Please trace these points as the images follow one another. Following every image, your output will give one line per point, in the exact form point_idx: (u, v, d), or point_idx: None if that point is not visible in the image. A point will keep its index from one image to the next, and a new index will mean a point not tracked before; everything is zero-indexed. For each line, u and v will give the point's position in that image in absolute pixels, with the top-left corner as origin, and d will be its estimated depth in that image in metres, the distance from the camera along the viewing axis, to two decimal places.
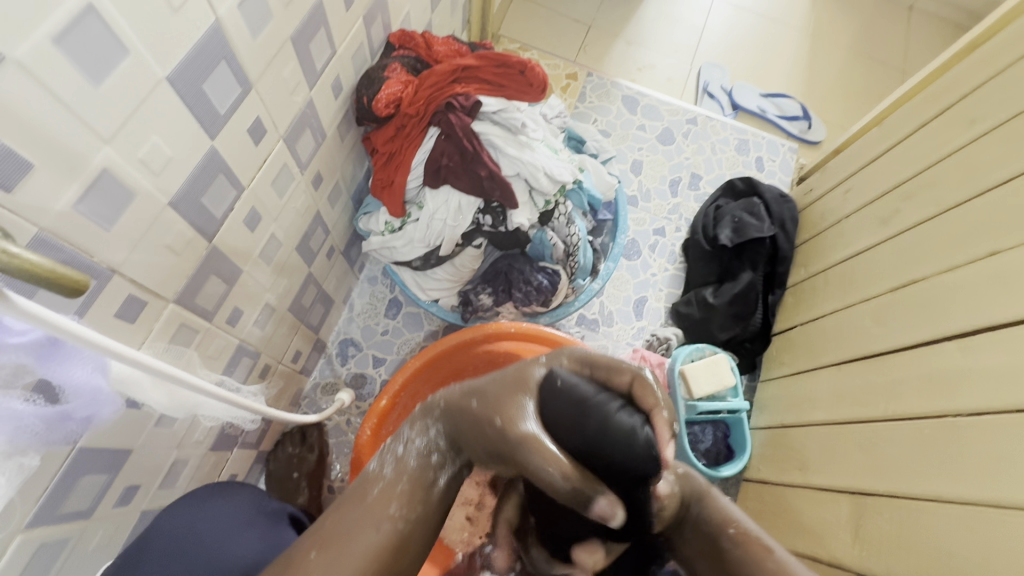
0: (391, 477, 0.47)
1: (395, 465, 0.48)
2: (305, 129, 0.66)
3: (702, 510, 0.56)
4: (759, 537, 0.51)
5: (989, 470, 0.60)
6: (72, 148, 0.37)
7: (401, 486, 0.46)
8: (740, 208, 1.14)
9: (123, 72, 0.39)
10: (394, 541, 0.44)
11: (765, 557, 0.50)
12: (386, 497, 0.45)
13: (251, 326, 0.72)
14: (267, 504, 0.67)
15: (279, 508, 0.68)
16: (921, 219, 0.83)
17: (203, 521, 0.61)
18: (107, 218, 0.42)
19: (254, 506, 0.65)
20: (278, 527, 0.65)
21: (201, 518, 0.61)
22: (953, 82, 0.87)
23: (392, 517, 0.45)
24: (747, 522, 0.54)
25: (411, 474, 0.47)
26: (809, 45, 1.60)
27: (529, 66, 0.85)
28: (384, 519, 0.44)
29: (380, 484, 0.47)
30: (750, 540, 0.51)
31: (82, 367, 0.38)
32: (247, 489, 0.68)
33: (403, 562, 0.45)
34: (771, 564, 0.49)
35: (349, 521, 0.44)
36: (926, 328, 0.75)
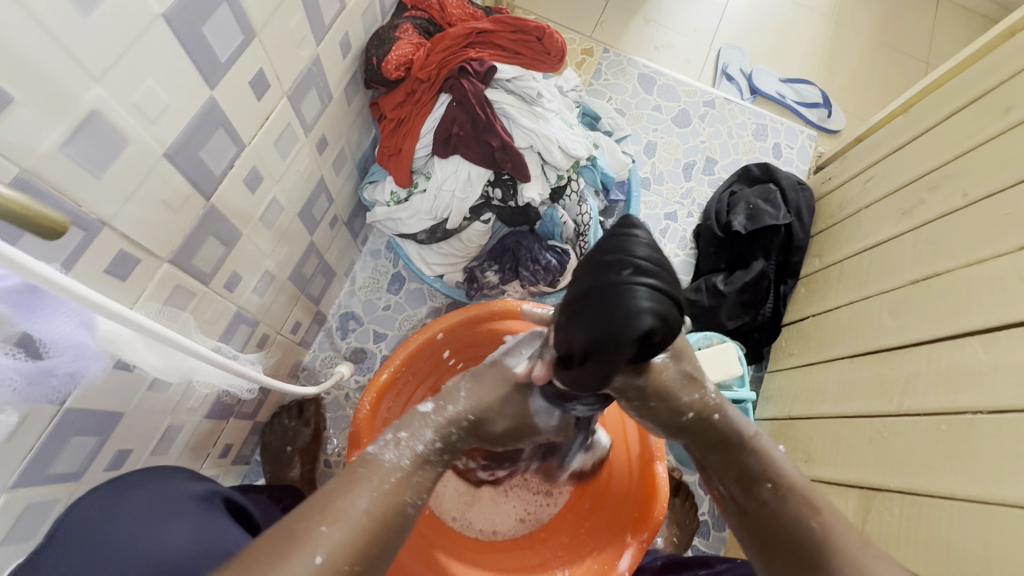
0: (409, 467, 0.52)
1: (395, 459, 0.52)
2: (311, 88, 0.63)
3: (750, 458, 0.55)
4: (803, 495, 0.52)
5: (1009, 470, 0.58)
6: (56, 83, 0.34)
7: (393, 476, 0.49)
8: (756, 195, 1.10)
9: (115, 3, 0.35)
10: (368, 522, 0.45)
11: (767, 479, 0.54)
12: (400, 488, 0.49)
13: (249, 293, 0.70)
14: (196, 488, 0.59)
15: (211, 492, 0.61)
16: (947, 210, 0.80)
17: (121, 514, 0.52)
18: (98, 165, 0.40)
19: (189, 494, 0.58)
20: (213, 514, 0.58)
21: (121, 509, 0.52)
22: (988, 69, 0.84)
23: (409, 503, 0.49)
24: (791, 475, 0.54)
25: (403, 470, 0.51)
26: (833, 31, 1.55)
27: (548, 33, 0.80)
28: (401, 506, 0.48)
29: (397, 473, 0.50)
30: (795, 493, 0.52)
31: (67, 321, 0.35)
32: (180, 475, 0.60)
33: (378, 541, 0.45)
34: (815, 525, 0.50)
35: (362, 501, 0.46)
36: (947, 322, 0.72)
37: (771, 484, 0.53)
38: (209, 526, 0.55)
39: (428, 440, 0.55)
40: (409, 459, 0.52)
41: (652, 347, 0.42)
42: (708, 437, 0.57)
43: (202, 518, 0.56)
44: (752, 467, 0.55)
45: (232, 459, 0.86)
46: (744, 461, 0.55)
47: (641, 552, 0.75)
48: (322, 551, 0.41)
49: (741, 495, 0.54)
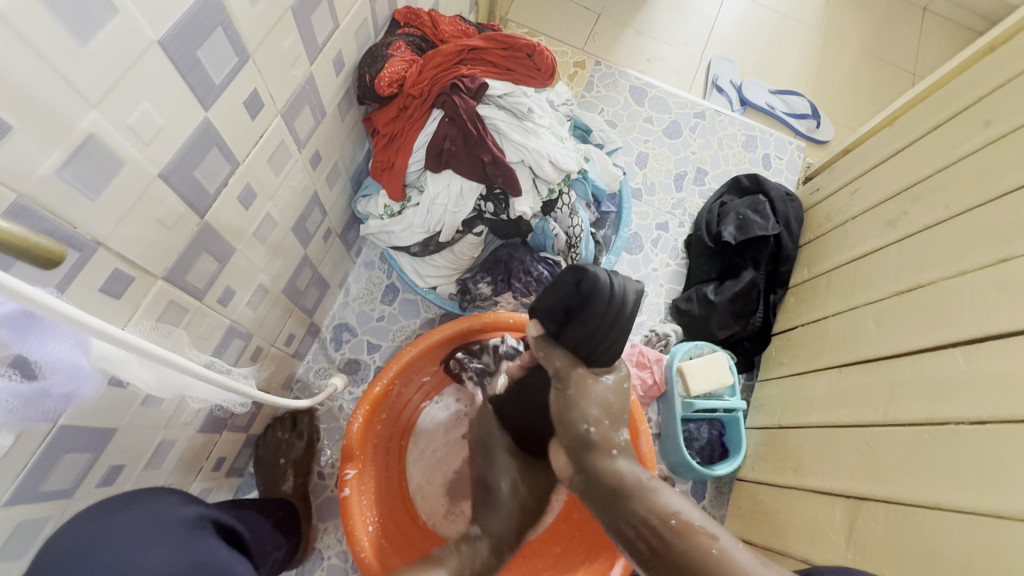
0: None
1: None
2: (305, 105, 0.64)
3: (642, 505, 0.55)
4: (701, 526, 0.51)
5: (991, 480, 0.59)
6: (53, 110, 0.35)
7: None
8: (746, 206, 1.12)
9: (111, 32, 0.36)
10: None
11: (669, 516, 0.53)
12: None
13: (243, 307, 0.70)
14: (186, 512, 0.60)
15: (201, 516, 0.62)
16: (929, 222, 0.81)
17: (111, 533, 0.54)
18: (93, 188, 0.40)
19: (177, 518, 0.59)
20: (201, 538, 0.59)
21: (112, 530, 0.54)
22: (969, 84, 0.86)
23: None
24: (686, 512, 0.53)
25: None
26: (821, 43, 1.58)
27: (538, 49, 0.82)
28: None
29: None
30: (693, 529, 0.51)
31: (62, 343, 0.36)
32: (173, 497, 0.62)
33: None
34: (714, 549, 0.49)
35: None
36: (931, 333, 0.74)
37: (675, 521, 0.52)
38: (197, 551, 0.57)
39: None
40: None
41: (601, 294, 0.62)
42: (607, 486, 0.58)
43: (187, 542, 0.57)
44: (655, 506, 0.54)
45: (225, 471, 0.86)
46: (637, 506, 0.55)
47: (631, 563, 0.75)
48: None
49: (642, 532, 0.53)
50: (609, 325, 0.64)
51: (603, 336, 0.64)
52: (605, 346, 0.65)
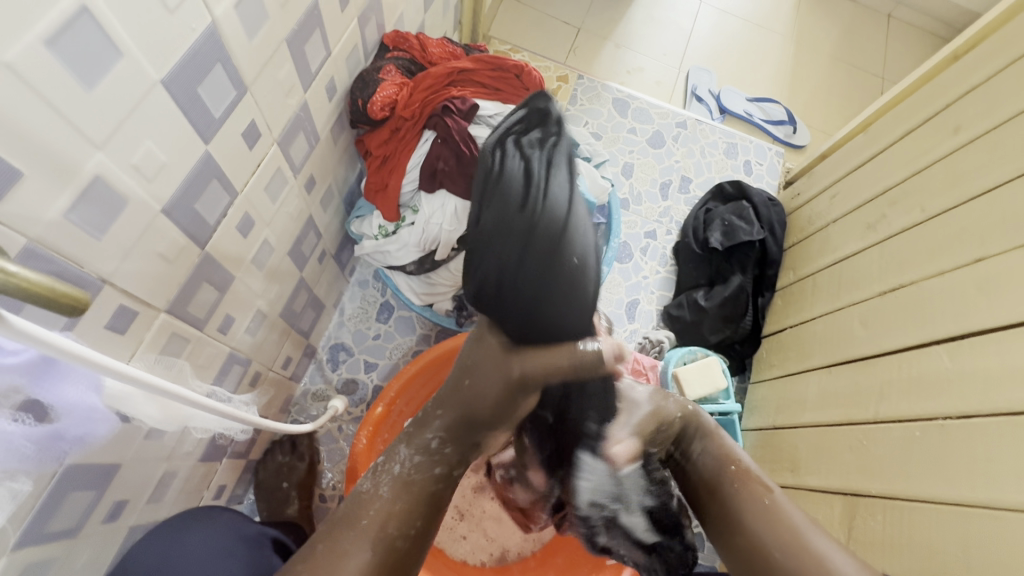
0: (388, 497, 0.57)
1: (390, 486, 0.58)
2: (299, 132, 0.65)
3: (708, 447, 0.68)
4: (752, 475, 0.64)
5: (978, 472, 0.62)
6: (62, 155, 0.36)
7: (378, 511, 0.56)
8: (730, 212, 1.15)
9: (116, 77, 0.37)
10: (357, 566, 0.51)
11: (763, 495, 0.61)
12: (385, 522, 0.55)
13: (242, 333, 0.70)
14: None
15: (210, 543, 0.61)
16: (906, 224, 0.85)
17: None
18: (99, 227, 0.41)
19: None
20: None
21: None
22: (936, 91, 0.90)
23: (395, 535, 0.54)
24: (746, 462, 0.66)
25: (382, 503, 0.57)
26: (793, 52, 1.63)
27: (526, 70, 0.85)
28: (390, 538, 0.54)
29: (378, 505, 0.56)
30: (750, 478, 0.63)
31: (76, 386, 0.36)
32: None
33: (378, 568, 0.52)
34: (768, 500, 0.60)
35: (353, 555, 0.51)
36: (914, 331, 0.77)
37: (767, 502, 0.60)
38: None
39: (405, 455, 0.61)
40: (387, 485, 0.58)
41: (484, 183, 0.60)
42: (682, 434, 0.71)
43: None
44: (718, 456, 0.67)
45: (226, 499, 0.86)
46: (707, 450, 0.68)
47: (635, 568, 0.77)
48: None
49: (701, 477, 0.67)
50: (562, 229, 0.54)
51: (564, 249, 0.54)
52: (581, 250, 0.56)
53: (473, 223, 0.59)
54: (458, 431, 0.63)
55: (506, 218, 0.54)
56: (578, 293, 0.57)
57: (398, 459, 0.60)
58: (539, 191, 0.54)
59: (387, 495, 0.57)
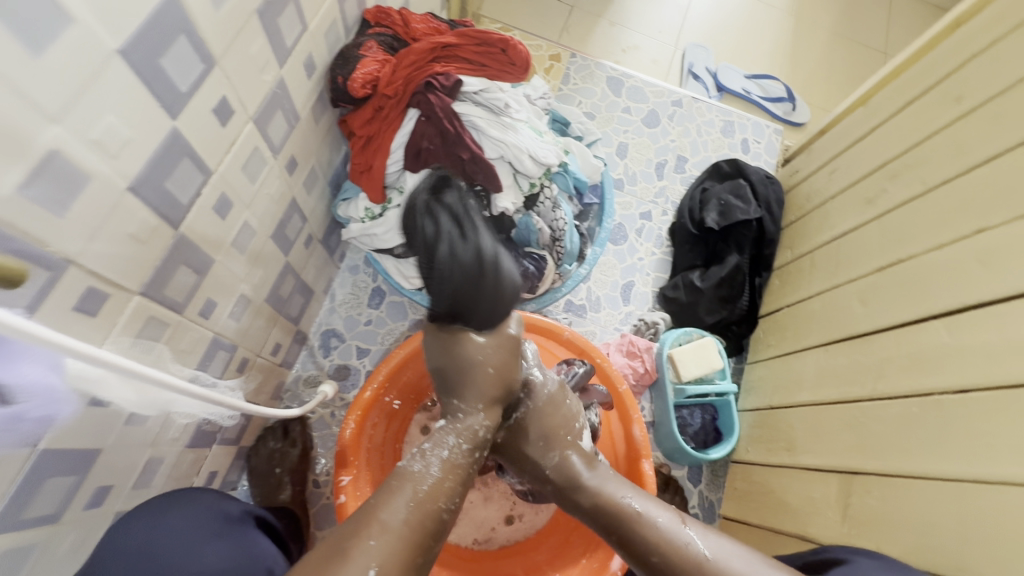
0: (439, 475, 0.56)
1: (443, 464, 0.57)
2: (277, 110, 0.63)
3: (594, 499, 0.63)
4: (643, 534, 0.59)
5: (976, 446, 0.61)
6: (14, 125, 0.34)
7: (444, 481, 0.56)
8: (727, 191, 1.13)
9: (69, 43, 0.35)
10: (408, 532, 0.50)
11: (649, 554, 0.58)
12: (432, 494, 0.54)
13: (226, 318, 0.69)
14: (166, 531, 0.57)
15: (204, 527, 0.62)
16: (906, 198, 0.83)
17: None
18: (59, 204, 0.39)
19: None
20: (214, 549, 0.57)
21: None
22: (937, 61, 0.87)
23: (444, 508, 0.54)
24: (630, 509, 0.61)
25: (452, 471, 0.57)
26: (793, 27, 1.59)
27: (511, 44, 0.82)
28: (437, 510, 0.53)
29: (429, 481, 0.55)
30: (643, 533, 0.59)
31: (34, 366, 0.35)
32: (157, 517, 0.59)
33: (429, 536, 0.51)
34: (655, 558, 0.57)
35: (400, 511, 0.51)
36: (912, 307, 0.75)
37: (655, 559, 0.58)
38: None
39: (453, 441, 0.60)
40: (437, 467, 0.57)
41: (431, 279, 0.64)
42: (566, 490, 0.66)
43: None
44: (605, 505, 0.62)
45: (218, 486, 0.85)
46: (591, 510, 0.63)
47: (631, 551, 0.75)
48: (375, 562, 0.46)
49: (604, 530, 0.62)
50: (478, 262, 0.62)
51: (487, 268, 0.62)
52: (491, 259, 0.63)
53: (426, 283, 0.67)
54: (496, 418, 0.64)
55: (439, 282, 0.63)
56: (508, 283, 0.65)
57: (446, 443, 0.60)
58: (449, 250, 0.63)
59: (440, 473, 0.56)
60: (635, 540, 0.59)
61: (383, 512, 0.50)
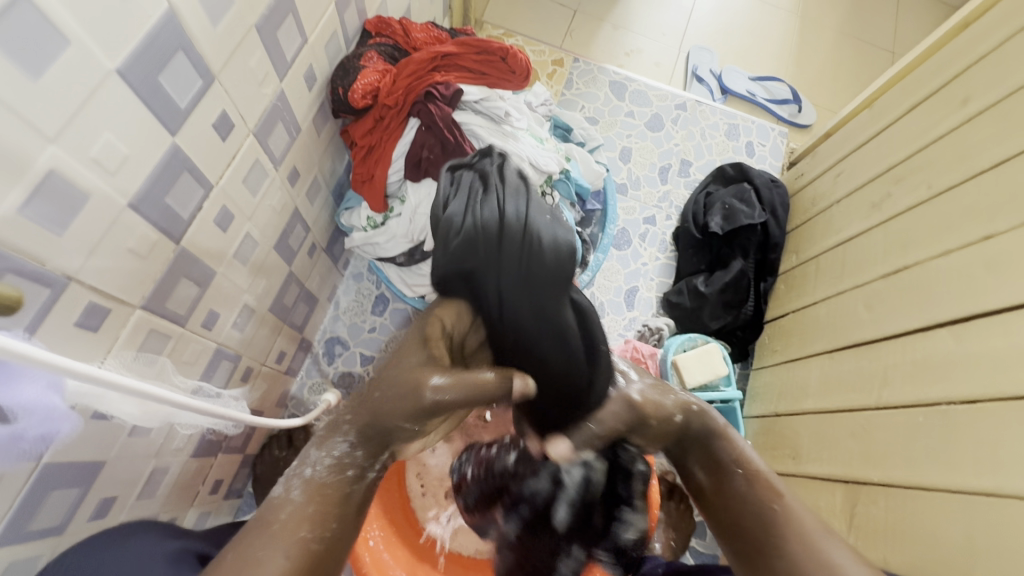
0: (302, 499, 0.45)
1: (305, 488, 0.46)
2: (277, 122, 0.64)
3: (713, 447, 0.60)
4: (768, 480, 0.54)
5: (983, 456, 0.60)
6: (11, 147, 0.35)
7: (309, 508, 0.44)
8: (731, 195, 1.12)
9: (65, 64, 0.36)
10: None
11: (773, 500, 0.52)
12: (298, 523, 0.43)
13: (229, 328, 0.70)
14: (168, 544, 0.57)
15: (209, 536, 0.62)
16: (911, 203, 0.82)
17: None
18: (58, 223, 0.40)
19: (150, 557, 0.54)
20: None
21: None
22: (943, 63, 0.86)
23: (311, 537, 0.43)
24: (756, 465, 0.57)
25: (322, 492, 0.46)
26: (798, 27, 1.57)
27: (512, 52, 0.82)
28: (299, 541, 0.42)
29: (289, 509, 0.44)
30: (760, 482, 0.54)
31: (33, 385, 0.36)
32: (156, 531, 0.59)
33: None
34: (776, 505, 0.52)
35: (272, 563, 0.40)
36: (919, 313, 0.74)
37: (777, 507, 0.52)
38: None
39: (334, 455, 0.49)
40: (302, 490, 0.46)
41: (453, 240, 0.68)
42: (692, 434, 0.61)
43: None
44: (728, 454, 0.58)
45: (223, 494, 0.86)
46: (716, 450, 0.59)
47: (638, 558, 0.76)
48: None
49: (708, 477, 0.58)
50: (498, 224, 0.66)
51: (503, 236, 0.65)
52: (525, 220, 0.66)
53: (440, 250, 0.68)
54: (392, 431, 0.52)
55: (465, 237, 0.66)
56: (536, 258, 0.64)
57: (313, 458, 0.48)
58: (466, 212, 0.68)
59: (303, 498, 0.45)
60: (743, 484, 0.55)
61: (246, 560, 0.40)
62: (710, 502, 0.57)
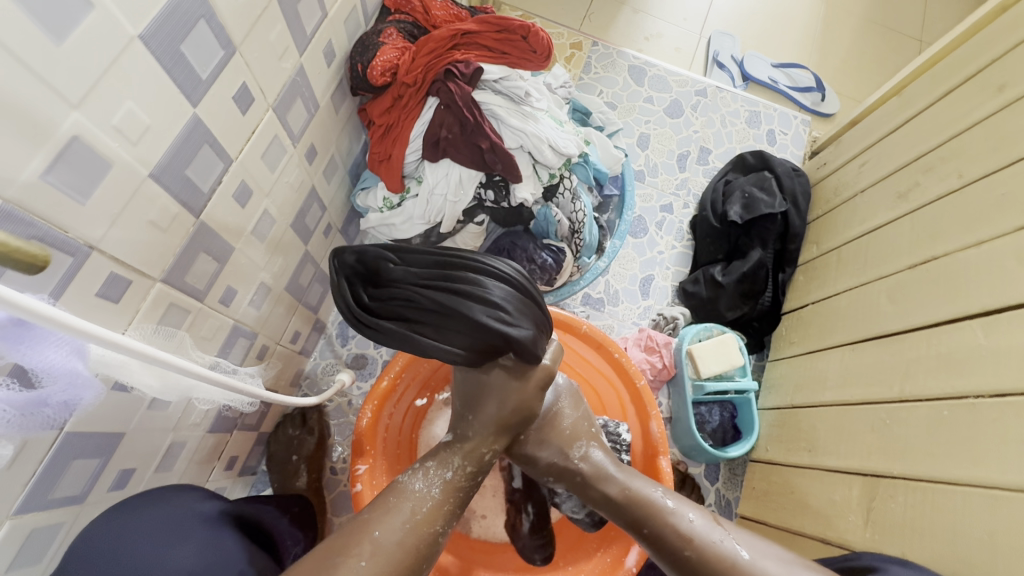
0: (438, 497, 0.56)
1: (442, 485, 0.57)
2: (297, 98, 0.63)
3: (626, 509, 0.61)
4: (677, 531, 0.57)
5: (1010, 451, 0.58)
6: (33, 111, 0.34)
7: (443, 503, 0.56)
8: (751, 183, 1.10)
9: (88, 28, 0.35)
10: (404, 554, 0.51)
11: (684, 547, 0.56)
12: (429, 516, 0.54)
13: (246, 306, 0.70)
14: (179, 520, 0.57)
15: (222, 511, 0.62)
16: (941, 193, 0.79)
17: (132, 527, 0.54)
18: (81, 191, 0.40)
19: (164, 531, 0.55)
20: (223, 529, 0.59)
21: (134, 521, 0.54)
22: (979, 48, 0.83)
23: (440, 532, 0.54)
24: (662, 515, 0.59)
25: (454, 493, 0.58)
26: (824, 13, 1.53)
27: (533, 31, 0.79)
28: (432, 534, 0.54)
29: (428, 503, 0.55)
30: (666, 536, 0.58)
31: (59, 351, 0.36)
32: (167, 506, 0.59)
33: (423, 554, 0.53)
34: (690, 552, 0.56)
35: (396, 531, 0.52)
36: (946, 306, 0.72)
37: (689, 553, 0.56)
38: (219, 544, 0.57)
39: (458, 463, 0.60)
40: (438, 488, 0.57)
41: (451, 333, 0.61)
42: (612, 506, 0.63)
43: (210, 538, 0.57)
44: (638, 508, 0.61)
45: (238, 471, 0.87)
46: (629, 510, 0.61)
47: (648, 550, 0.74)
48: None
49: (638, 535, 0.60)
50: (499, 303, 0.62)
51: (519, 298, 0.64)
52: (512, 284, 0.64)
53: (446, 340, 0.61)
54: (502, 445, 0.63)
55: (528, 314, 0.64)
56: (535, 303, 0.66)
57: (451, 463, 0.59)
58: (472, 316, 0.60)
59: (439, 496, 0.57)
60: (662, 538, 0.58)
61: (375, 529, 0.51)
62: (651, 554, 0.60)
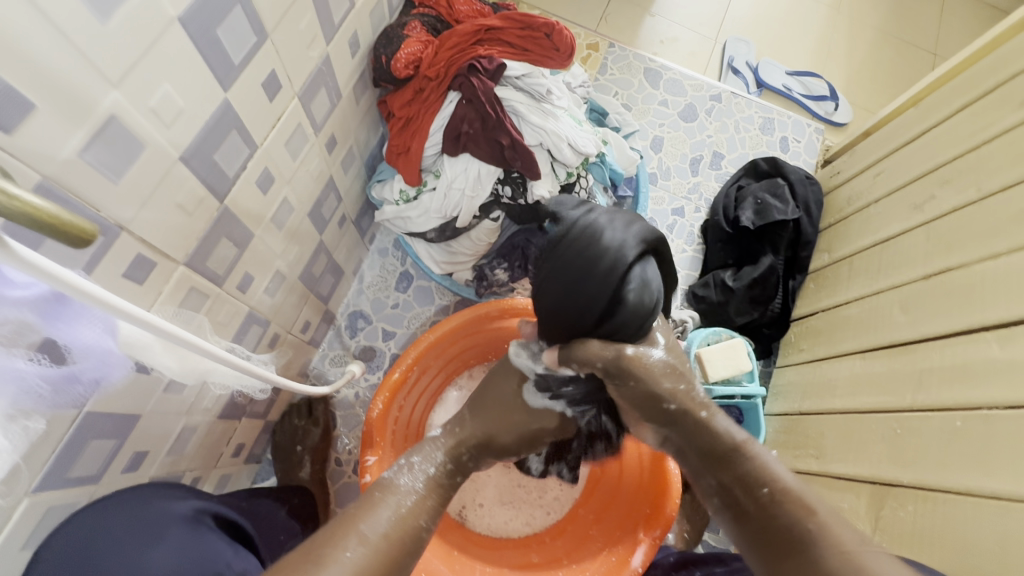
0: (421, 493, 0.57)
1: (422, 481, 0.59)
2: (321, 87, 0.63)
3: (741, 463, 0.53)
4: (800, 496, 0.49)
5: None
6: (74, 89, 0.34)
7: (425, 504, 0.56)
8: (764, 189, 1.10)
9: (132, 8, 0.35)
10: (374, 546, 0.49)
11: (807, 516, 0.47)
12: (414, 512, 0.54)
13: (261, 294, 0.70)
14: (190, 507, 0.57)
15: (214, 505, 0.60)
16: (957, 205, 0.80)
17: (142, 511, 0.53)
18: (114, 170, 0.40)
19: (178, 515, 0.55)
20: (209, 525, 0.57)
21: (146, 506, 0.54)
22: (998, 62, 0.83)
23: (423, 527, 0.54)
24: (787, 480, 0.50)
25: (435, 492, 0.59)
26: (839, 23, 1.53)
27: (557, 28, 0.79)
28: (417, 530, 0.53)
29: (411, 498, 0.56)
30: (791, 495, 0.49)
31: (91, 328, 0.37)
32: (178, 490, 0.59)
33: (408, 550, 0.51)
34: (812, 524, 0.46)
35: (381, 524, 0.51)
36: (960, 317, 0.72)
37: (810, 524, 0.46)
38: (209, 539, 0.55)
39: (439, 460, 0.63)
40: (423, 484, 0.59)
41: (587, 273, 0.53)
42: (718, 445, 0.55)
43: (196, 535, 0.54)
44: (754, 469, 0.52)
45: (244, 458, 0.87)
46: (746, 465, 0.52)
47: (653, 547, 0.74)
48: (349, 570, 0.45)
49: (741, 493, 0.51)
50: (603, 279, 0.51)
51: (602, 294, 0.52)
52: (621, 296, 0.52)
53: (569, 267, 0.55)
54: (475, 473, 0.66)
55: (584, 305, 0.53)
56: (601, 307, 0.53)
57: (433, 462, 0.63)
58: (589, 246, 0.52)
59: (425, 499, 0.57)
60: (785, 503, 0.48)
61: (362, 523, 0.50)
62: (745, 517, 0.50)
